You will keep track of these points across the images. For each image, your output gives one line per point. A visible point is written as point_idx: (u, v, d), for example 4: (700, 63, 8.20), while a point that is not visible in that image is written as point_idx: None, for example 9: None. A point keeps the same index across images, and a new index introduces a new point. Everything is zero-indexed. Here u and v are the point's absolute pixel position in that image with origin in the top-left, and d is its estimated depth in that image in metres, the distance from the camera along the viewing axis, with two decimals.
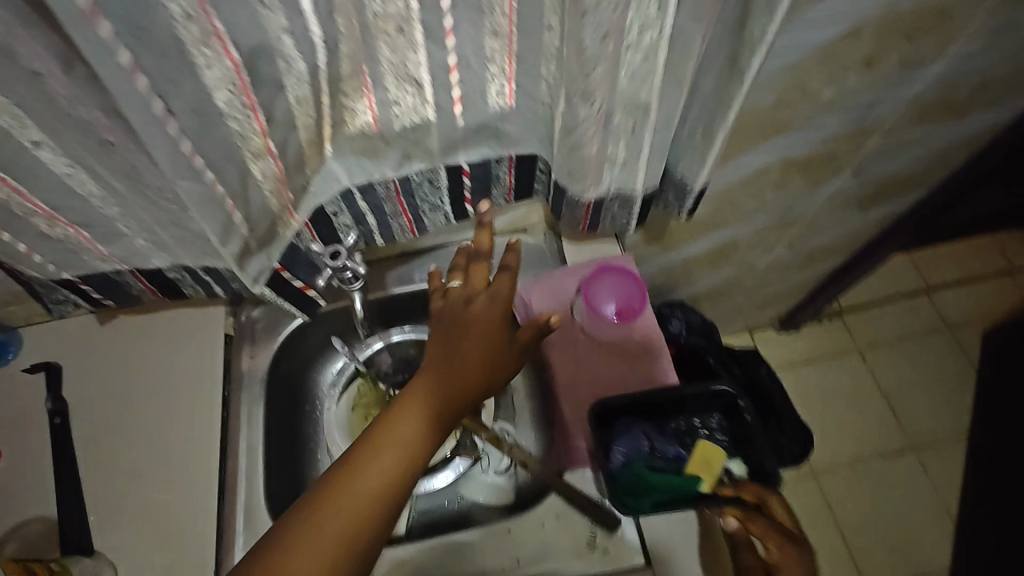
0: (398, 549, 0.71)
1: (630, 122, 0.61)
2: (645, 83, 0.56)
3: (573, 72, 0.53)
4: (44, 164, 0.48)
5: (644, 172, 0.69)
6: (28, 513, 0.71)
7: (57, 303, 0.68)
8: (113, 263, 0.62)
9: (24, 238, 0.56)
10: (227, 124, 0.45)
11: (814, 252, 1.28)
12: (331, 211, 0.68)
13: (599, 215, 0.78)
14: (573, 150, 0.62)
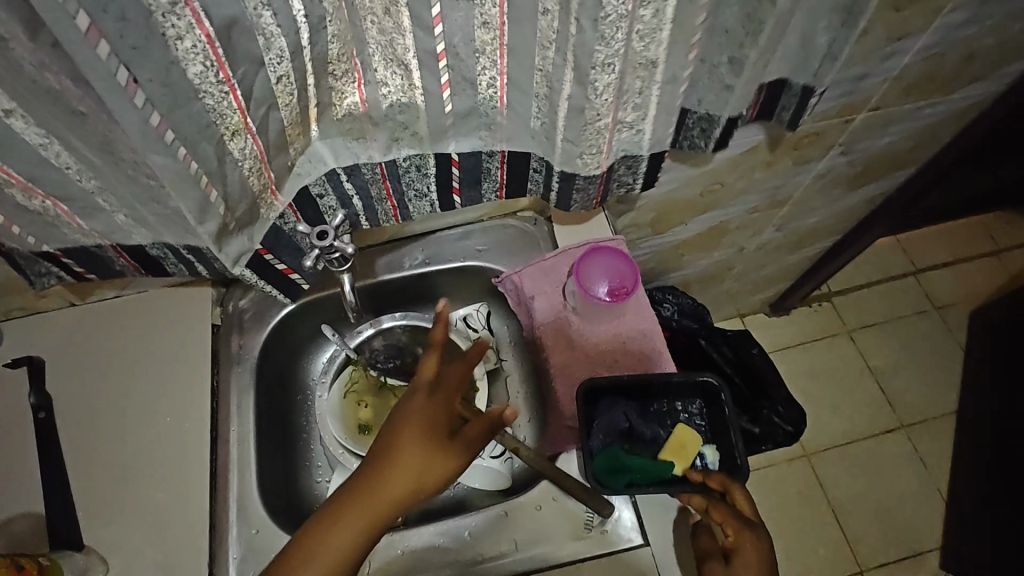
0: (395, 537, 0.70)
1: (637, 82, 0.60)
2: (653, 41, 0.55)
3: (591, 42, 0.50)
4: (16, 134, 0.46)
5: (651, 131, 0.68)
6: (14, 510, 0.69)
7: (39, 276, 0.66)
8: (95, 238, 0.61)
9: (1, 208, 0.54)
10: (199, 97, 0.43)
11: (804, 233, 1.29)
12: (317, 193, 0.67)
13: (609, 183, 0.76)
14: (588, 127, 0.60)
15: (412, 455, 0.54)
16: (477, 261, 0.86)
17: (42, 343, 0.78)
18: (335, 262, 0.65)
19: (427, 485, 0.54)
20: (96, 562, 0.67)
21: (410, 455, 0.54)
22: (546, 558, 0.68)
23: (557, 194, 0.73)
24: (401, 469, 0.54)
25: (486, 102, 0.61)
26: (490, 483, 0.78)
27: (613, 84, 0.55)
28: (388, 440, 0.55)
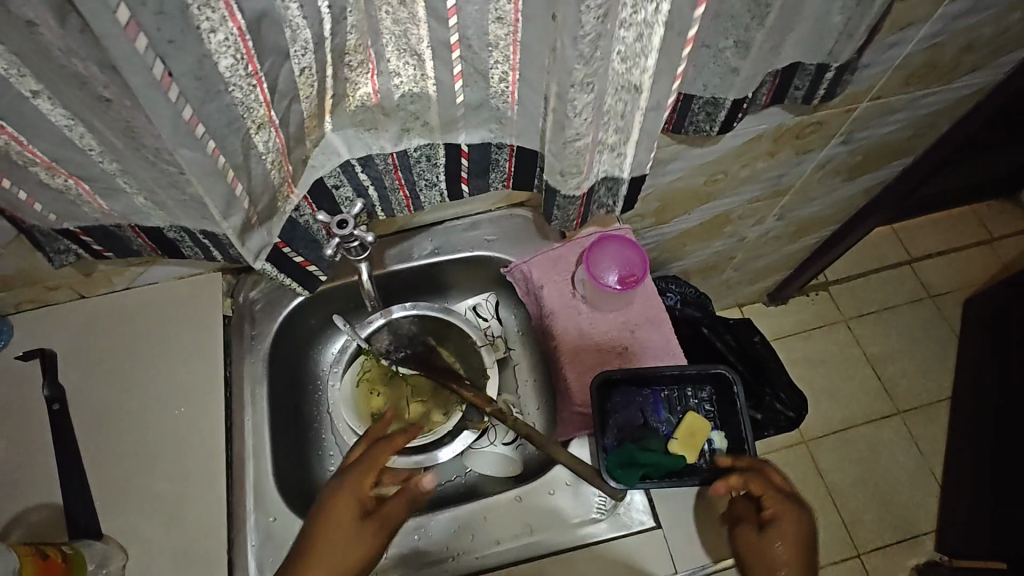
0: (411, 522, 0.71)
1: (620, 105, 0.58)
2: (636, 65, 0.54)
3: (570, 61, 0.50)
4: (43, 115, 0.48)
5: (634, 156, 0.66)
6: (32, 500, 0.70)
7: (59, 253, 0.68)
8: (113, 218, 0.63)
9: (24, 186, 0.56)
10: (228, 91, 0.43)
11: (802, 223, 1.30)
12: (332, 184, 0.66)
13: (590, 205, 0.74)
14: (567, 145, 0.60)
15: (335, 543, 0.58)
16: (485, 250, 0.87)
17: (54, 336, 0.79)
18: (353, 250, 0.67)
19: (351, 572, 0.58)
20: (115, 550, 0.67)
21: (333, 539, 0.59)
22: (560, 542, 0.70)
23: (543, 201, 0.74)
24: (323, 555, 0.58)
25: (498, 97, 0.61)
26: (501, 469, 0.79)
27: (592, 103, 0.55)
28: (314, 526, 0.60)
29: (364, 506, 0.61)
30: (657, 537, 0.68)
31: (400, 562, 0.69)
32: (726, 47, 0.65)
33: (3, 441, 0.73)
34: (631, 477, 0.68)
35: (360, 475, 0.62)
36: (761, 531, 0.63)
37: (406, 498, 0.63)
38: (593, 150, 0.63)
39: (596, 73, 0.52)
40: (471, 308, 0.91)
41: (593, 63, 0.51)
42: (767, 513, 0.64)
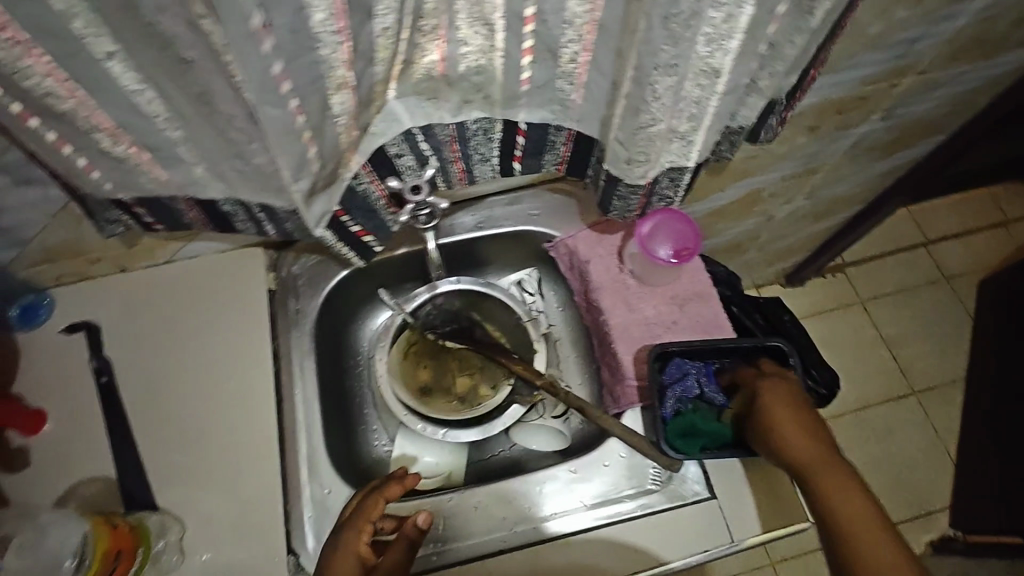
0: (467, 495, 0.72)
1: (697, 91, 0.57)
2: (721, 48, 0.53)
3: (657, 40, 0.51)
4: (114, 79, 0.45)
5: (702, 144, 0.65)
6: (85, 472, 0.70)
7: (109, 224, 0.65)
8: (170, 189, 0.60)
9: (85, 152, 0.53)
10: (316, 48, 0.42)
11: (830, 202, 1.30)
12: (394, 152, 0.65)
13: (652, 197, 0.73)
14: (640, 131, 0.60)
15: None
16: (530, 225, 0.86)
17: (98, 308, 0.78)
18: (422, 218, 0.71)
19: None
20: (171, 521, 0.68)
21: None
22: (615, 513, 0.71)
23: (601, 193, 0.74)
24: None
25: (565, 78, 0.60)
26: (547, 443, 0.79)
27: (673, 87, 0.55)
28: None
29: (364, 563, 0.63)
30: (712, 507, 0.71)
31: (459, 534, 0.70)
32: (760, 77, 0.66)
33: (53, 415, 0.72)
34: (684, 441, 0.72)
35: (354, 526, 0.64)
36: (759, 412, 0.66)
37: (403, 549, 0.63)
38: (663, 138, 0.62)
39: (682, 56, 0.52)
40: (515, 283, 0.91)
41: (680, 44, 0.51)
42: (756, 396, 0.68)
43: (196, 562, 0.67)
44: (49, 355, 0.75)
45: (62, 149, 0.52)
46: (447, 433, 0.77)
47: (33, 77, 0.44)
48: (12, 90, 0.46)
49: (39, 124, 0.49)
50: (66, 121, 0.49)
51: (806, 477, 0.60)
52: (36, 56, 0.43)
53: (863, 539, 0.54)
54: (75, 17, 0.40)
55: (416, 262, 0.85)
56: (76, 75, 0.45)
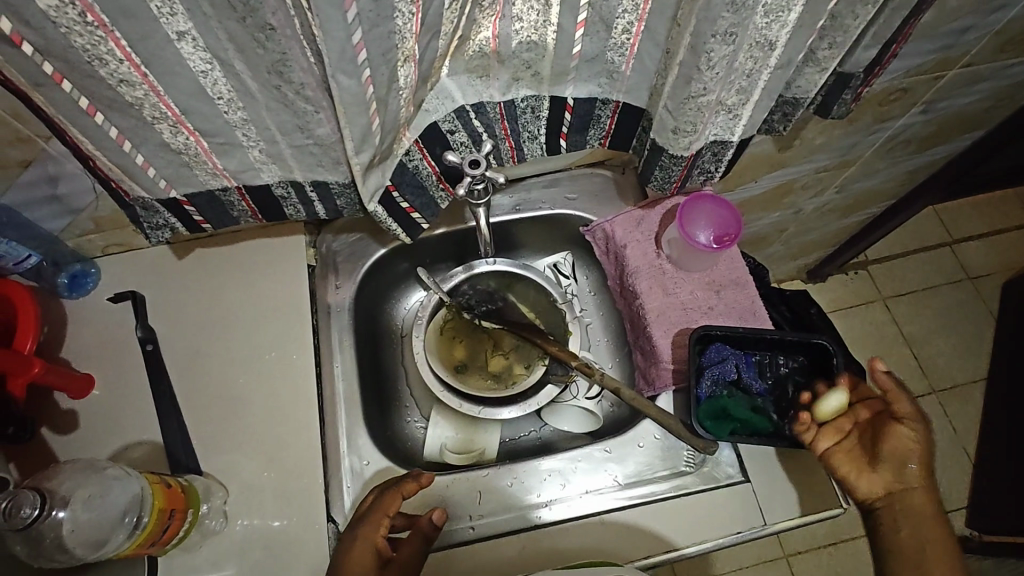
0: (505, 470, 0.73)
1: (750, 63, 0.58)
2: (778, 20, 0.54)
3: (717, 8, 0.51)
4: (183, 60, 0.45)
5: (749, 116, 0.66)
6: (132, 438, 0.71)
7: (155, 230, 0.63)
8: (223, 179, 0.59)
9: (143, 148, 0.52)
10: (393, 17, 0.43)
11: (859, 196, 1.29)
12: (447, 129, 0.65)
13: (691, 173, 0.74)
14: (690, 101, 0.60)
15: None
16: (567, 208, 0.86)
17: (142, 279, 0.79)
18: (476, 192, 0.67)
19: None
20: (215, 485, 0.69)
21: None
22: (650, 492, 0.71)
23: (644, 163, 0.74)
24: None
25: (617, 49, 0.61)
26: (577, 422, 0.80)
27: (727, 57, 0.55)
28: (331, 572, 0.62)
29: (380, 556, 0.62)
30: (746, 490, 0.71)
31: (495, 509, 0.71)
32: (818, 47, 0.67)
33: (99, 384, 0.74)
34: (719, 424, 0.72)
35: (373, 519, 0.64)
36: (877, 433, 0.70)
37: (419, 544, 0.63)
38: (711, 112, 0.63)
39: (741, 23, 0.52)
40: (551, 266, 0.93)
41: (741, 12, 0.51)
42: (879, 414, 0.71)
43: (240, 526, 0.68)
44: (96, 323, 0.77)
45: (122, 146, 0.52)
46: (482, 411, 0.79)
47: (110, 63, 0.43)
48: (83, 83, 0.45)
49: (104, 119, 0.49)
50: (131, 112, 0.48)
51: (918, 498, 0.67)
52: (114, 40, 0.42)
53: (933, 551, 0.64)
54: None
55: (471, 241, 0.87)
56: (149, 60, 0.44)
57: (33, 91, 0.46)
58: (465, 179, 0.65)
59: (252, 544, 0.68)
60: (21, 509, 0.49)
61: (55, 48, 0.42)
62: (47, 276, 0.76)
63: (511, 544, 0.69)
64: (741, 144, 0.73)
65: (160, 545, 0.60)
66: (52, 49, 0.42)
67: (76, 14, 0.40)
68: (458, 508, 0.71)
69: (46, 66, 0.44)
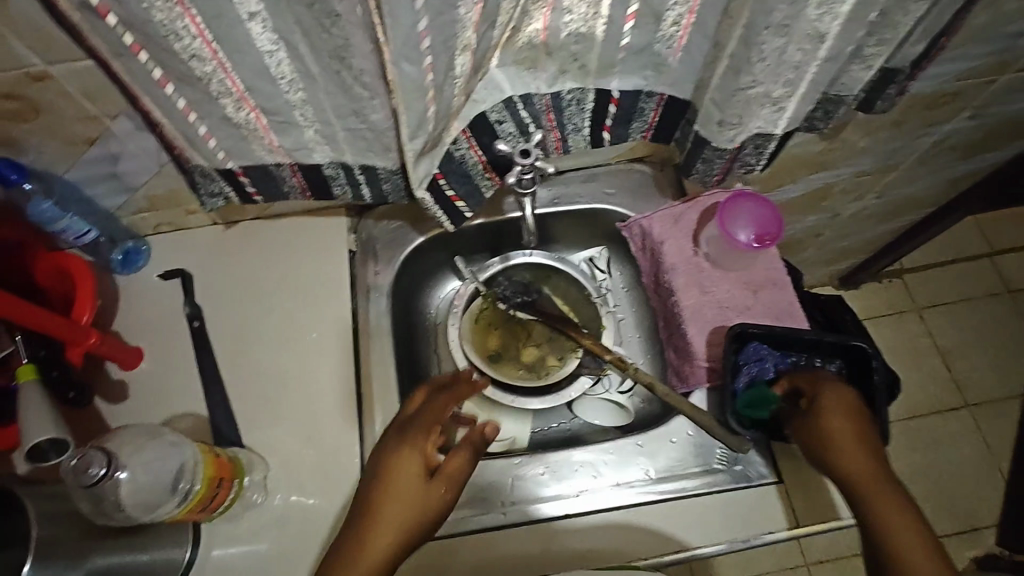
0: (538, 459, 0.74)
1: (799, 55, 0.57)
2: (830, 11, 0.53)
3: (773, 1, 0.52)
4: (252, 39, 0.47)
5: (795, 108, 0.64)
6: (177, 409, 0.74)
7: (211, 197, 0.65)
8: (278, 155, 0.61)
9: (208, 120, 0.55)
10: (458, 6, 0.44)
11: (898, 202, 1.26)
12: (495, 119, 0.66)
13: (734, 166, 0.73)
14: (738, 94, 0.62)
15: (407, 478, 0.60)
16: (604, 204, 0.87)
17: (191, 258, 0.82)
18: (524, 181, 0.69)
19: (413, 508, 0.59)
20: (256, 458, 0.71)
21: (404, 475, 0.60)
22: (681, 487, 0.72)
23: (686, 156, 0.74)
24: (396, 478, 0.60)
25: (665, 41, 0.61)
26: (605, 416, 0.81)
27: (779, 49, 0.57)
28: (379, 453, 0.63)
29: (431, 461, 0.62)
30: (778, 491, 0.71)
31: (526, 495, 0.72)
32: (867, 44, 0.66)
33: (148, 356, 0.77)
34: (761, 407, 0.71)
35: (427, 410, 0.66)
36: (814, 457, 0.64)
37: (472, 449, 0.63)
38: (756, 103, 0.63)
39: (798, 17, 0.53)
40: (586, 260, 0.92)
41: (799, 6, 0.52)
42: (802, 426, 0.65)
43: (279, 499, 0.70)
44: (145, 299, 0.79)
45: (187, 117, 0.54)
46: (515, 399, 0.79)
47: (185, 38, 0.45)
48: (159, 55, 0.47)
49: (174, 90, 0.51)
50: (199, 86, 0.50)
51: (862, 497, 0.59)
52: (190, 17, 0.44)
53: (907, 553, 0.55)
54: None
55: (516, 234, 0.88)
56: (221, 37, 0.46)
57: (113, 61, 0.49)
58: (516, 168, 0.67)
59: (289, 517, 0.69)
60: (88, 468, 0.51)
61: (136, 21, 0.44)
62: (103, 251, 0.80)
63: (542, 531, 0.70)
64: (786, 138, 0.71)
65: (208, 512, 0.62)
66: (133, 21, 0.44)
67: None
68: (492, 495, 0.72)
69: (127, 36, 0.46)
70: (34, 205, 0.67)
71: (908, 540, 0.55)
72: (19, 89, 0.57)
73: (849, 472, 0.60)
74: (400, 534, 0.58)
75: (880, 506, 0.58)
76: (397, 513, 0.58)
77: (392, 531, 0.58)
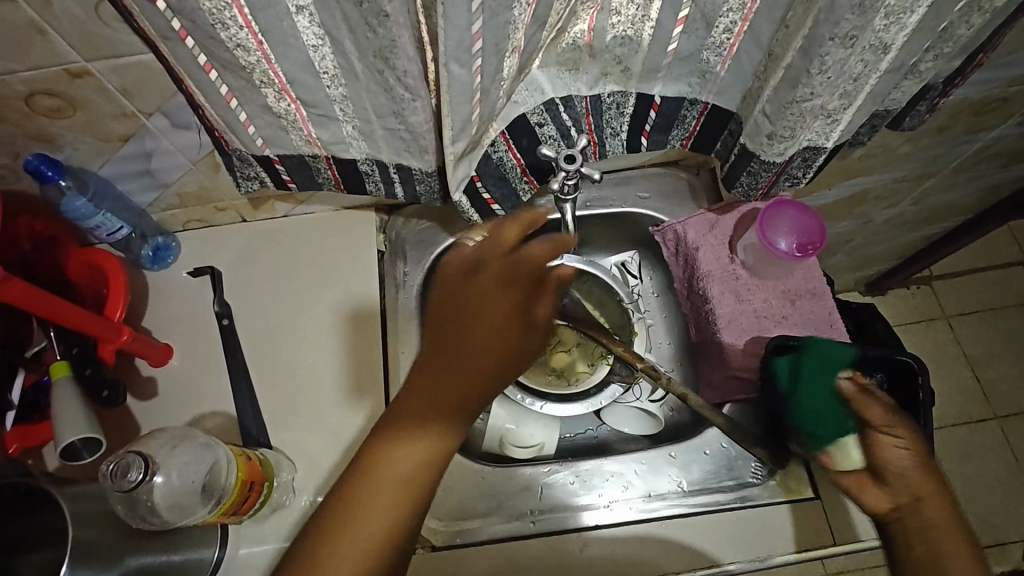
0: (574, 468, 0.73)
1: (859, 67, 0.56)
2: (897, 22, 0.51)
3: (842, 11, 0.50)
4: (298, 33, 0.46)
5: (848, 121, 0.62)
6: (205, 408, 0.74)
7: (247, 180, 0.64)
8: (315, 147, 0.59)
9: (248, 107, 0.53)
10: (512, 7, 0.43)
11: (933, 210, 1.23)
12: (535, 122, 0.64)
13: (780, 181, 0.71)
14: (793, 105, 0.60)
15: (449, 408, 0.51)
16: (638, 207, 0.85)
17: (220, 255, 0.81)
18: (567, 188, 0.65)
19: (435, 451, 0.50)
20: (283, 460, 0.71)
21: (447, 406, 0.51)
22: (713, 502, 0.70)
23: (729, 168, 0.72)
24: (440, 408, 0.51)
25: (714, 49, 0.60)
26: (631, 426, 0.79)
27: (841, 62, 0.54)
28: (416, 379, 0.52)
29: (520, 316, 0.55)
30: (816, 508, 0.69)
31: (560, 505, 0.71)
32: (923, 59, 0.64)
33: (177, 352, 0.76)
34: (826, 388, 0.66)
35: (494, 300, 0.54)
36: (884, 477, 0.59)
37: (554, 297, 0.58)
38: (809, 115, 0.61)
39: (865, 28, 0.51)
40: (617, 264, 0.90)
41: (868, 16, 0.50)
42: (889, 439, 0.60)
43: (306, 502, 0.69)
44: (173, 295, 0.79)
45: (229, 103, 0.53)
46: (544, 406, 0.79)
47: (231, 28, 0.45)
48: (205, 42, 0.46)
49: (218, 76, 0.50)
50: (243, 75, 0.49)
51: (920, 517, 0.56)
52: (239, 7, 0.43)
53: None
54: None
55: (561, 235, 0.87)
56: (267, 30, 0.45)
57: (160, 44, 0.48)
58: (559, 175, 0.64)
59: None
60: (127, 473, 0.52)
61: (184, 9, 0.43)
62: (134, 247, 0.79)
63: (572, 542, 0.69)
64: (833, 150, 0.69)
65: (237, 515, 0.61)
66: (182, 9, 0.43)
67: None
68: (517, 504, 0.71)
69: (175, 23, 0.45)
70: (69, 200, 0.67)
71: None
72: (59, 85, 0.57)
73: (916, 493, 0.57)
74: (414, 481, 0.48)
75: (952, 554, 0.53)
76: (415, 465, 0.49)
77: (404, 484, 0.48)
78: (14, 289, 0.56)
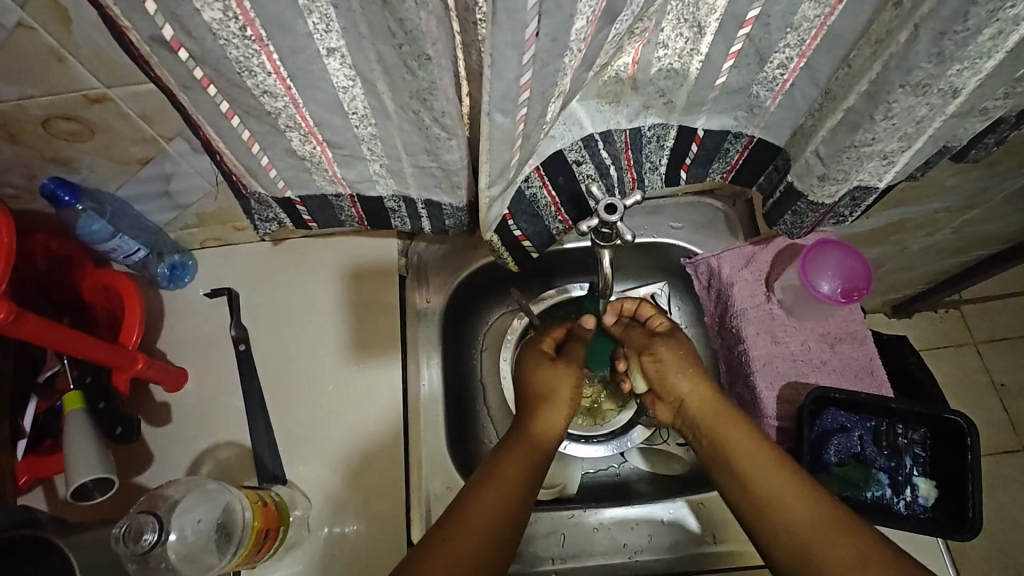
0: (602, 515, 0.70)
1: (924, 110, 0.51)
2: (971, 66, 0.47)
3: (916, 58, 0.47)
4: (327, 75, 0.43)
5: (905, 164, 0.59)
6: (219, 435, 0.72)
7: (263, 222, 0.63)
8: (339, 187, 0.57)
9: (271, 151, 0.51)
10: (564, 56, 0.39)
11: (975, 237, 1.17)
12: (572, 159, 0.62)
13: (825, 218, 0.68)
14: (850, 149, 0.56)
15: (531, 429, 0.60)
16: (669, 238, 0.82)
17: (237, 275, 0.78)
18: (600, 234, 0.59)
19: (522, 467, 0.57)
20: (299, 494, 0.69)
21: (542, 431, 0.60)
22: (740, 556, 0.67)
23: (773, 205, 0.68)
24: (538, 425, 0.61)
25: (765, 83, 0.56)
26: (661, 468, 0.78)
27: (910, 107, 0.51)
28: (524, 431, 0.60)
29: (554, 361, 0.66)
30: None
31: (581, 551, 0.68)
32: None
33: (191, 376, 0.74)
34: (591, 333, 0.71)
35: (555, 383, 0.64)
36: (659, 392, 0.66)
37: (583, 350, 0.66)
38: (863, 156, 0.57)
39: (938, 75, 0.48)
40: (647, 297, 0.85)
41: (944, 65, 0.47)
42: (648, 358, 0.66)
43: (321, 534, 0.68)
44: (190, 315, 0.77)
45: (250, 148, 0.51)
46: (568, 444, 0.77)
47: (258, 75, 0.42)
48: (229, 91, 0.44)
49: (240, 123, 0.48)
50: (267, 120, 0.47)
51: (697, 415, 0.62)
52: (267, 54, 0.40)
53: (746, 458, 0.56)
54: (315, 11, 0.38)
55: (593, 262, 0.84)
56: (295, 74, 0.42)
57: (179, 93, 0.45)
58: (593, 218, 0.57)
59: (331, 555, 0.67)
60: (142, 535, 0.51)
61: (209, 57, 0.40)
62: (149, 266, 0.76)
63: None
64: (886, 189, 0.65)
65: (251, 560, 0.60)
66: (206, 58, 0.41)
67: (238, 28, 0.38)
68: (539, 551, 0.68)
69: (197, 71, 0.42)
70: (86, 222, 0.64)
71: (767, 482, 0.54)
72: (79, 110, 0.55)
73: (684, 392, 0.63)
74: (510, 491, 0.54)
75: (729, 439, 0.58)
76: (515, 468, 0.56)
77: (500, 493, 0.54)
78: (28, 324, 0.54)
